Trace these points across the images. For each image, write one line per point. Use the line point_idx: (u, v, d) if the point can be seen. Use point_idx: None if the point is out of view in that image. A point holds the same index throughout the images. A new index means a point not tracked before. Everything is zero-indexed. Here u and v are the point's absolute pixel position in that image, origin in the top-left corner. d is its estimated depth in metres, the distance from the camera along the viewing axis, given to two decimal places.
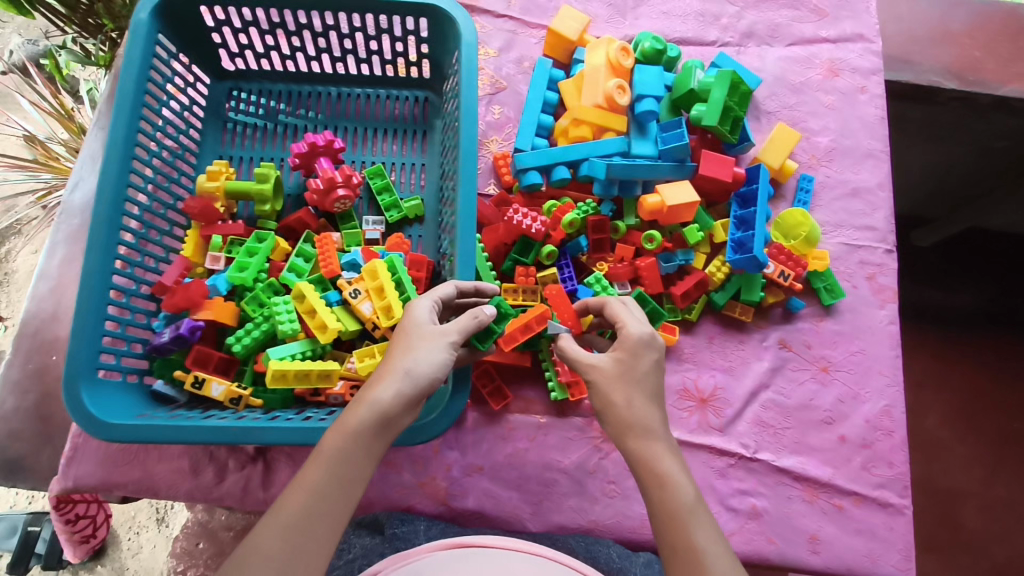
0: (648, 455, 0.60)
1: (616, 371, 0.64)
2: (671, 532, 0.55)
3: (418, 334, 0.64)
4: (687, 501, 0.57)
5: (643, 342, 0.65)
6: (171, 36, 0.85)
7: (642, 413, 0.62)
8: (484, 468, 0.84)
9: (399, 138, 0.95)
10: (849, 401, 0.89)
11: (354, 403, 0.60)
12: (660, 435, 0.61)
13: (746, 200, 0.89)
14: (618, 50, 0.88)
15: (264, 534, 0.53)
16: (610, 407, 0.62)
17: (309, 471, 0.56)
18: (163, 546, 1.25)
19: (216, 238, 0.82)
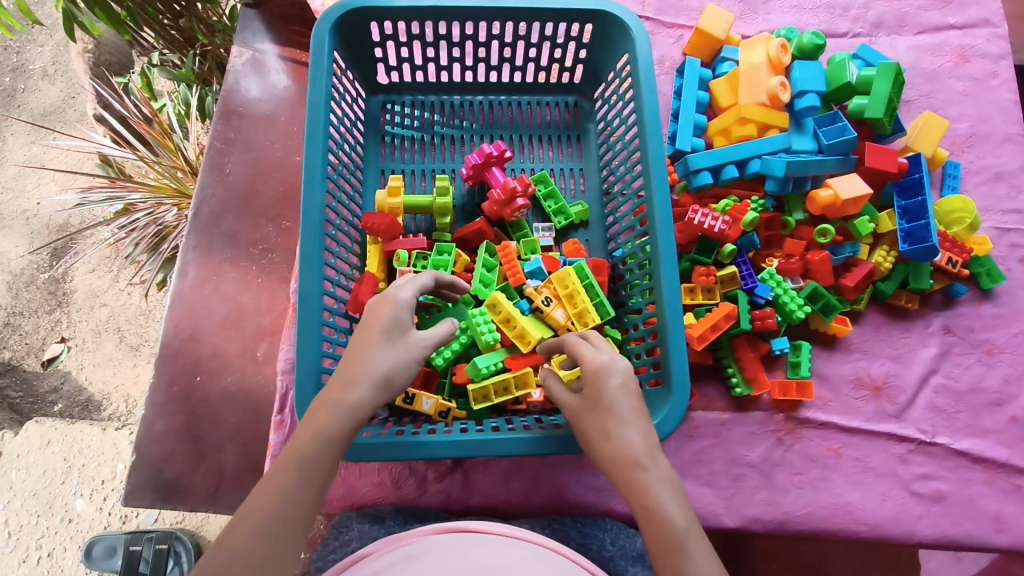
0: (634, 485, 0.58)
1: (587, 406, 0.64)
2: (664, 560, 0.53)
3: (399, 337, 0.64)
4: (676, 524, 0.54)
5: (603, 369, 0.64)
6: (342, 52, 0.85)
7: (617, 439, 0.60)
8: (674, 466, 0.84)
9: (554, 144, 0.96)
10: (1016, 381, 0.90)
11: (328, 405, 0.58)
12: (641, 454, 0.59)
13: (905, 189, 0.91)
14: (779, 46, 0.90)
15: (230, 538, 0.50)
16: (597, 447, 0.62)
17: (281, 472, 0.54)
18: None
19: (403, 253, 0.83)
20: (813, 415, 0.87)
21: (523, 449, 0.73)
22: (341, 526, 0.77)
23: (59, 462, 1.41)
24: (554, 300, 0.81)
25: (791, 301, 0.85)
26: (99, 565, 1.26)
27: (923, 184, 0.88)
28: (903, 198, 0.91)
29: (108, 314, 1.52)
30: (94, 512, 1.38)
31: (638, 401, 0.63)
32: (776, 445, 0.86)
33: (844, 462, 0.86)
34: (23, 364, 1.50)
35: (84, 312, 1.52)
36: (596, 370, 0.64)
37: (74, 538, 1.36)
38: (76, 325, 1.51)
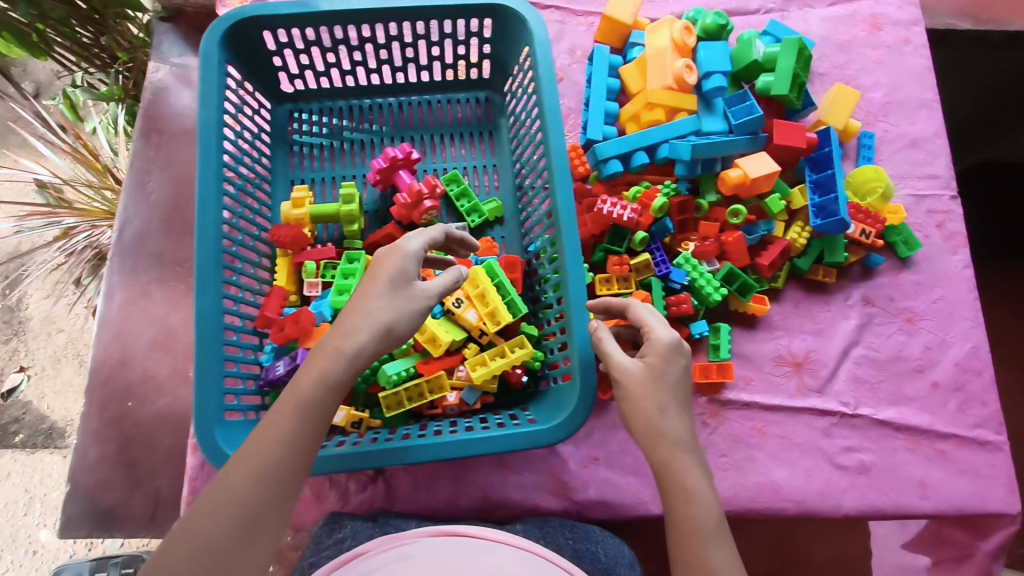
0: (675, 465, 0.59)
1: (646, 376, 0.63)
2: (685, 548, 0.55)
3: (403, 287, 0.62)
4: (705, 519, 0.56)
5: (674, 349, 0.64)
6: (236, 64, 0.83)
7: (664, 419, 0.61)
8: (601, 457, 0.85)
9: (467, 142, 0.95)
10: (937, 347, 0.91)
11: (330, 352, 0.58)
12: (683, 445, 0.60)
13: (816, 163, 0.91)
14: (682, 29, 0.89)
15: (230, 479, 0.52)
16: (640, 414, 0.62)
17: (280, 418, 0.55)
18: None
19: (309, 264, 0.82)
20: (734, 396, 0.88)
21: (437, 454, 0.71)
22: (331, 523, 0.78)
23: (21, 493, 1.41)
24: (466, 300, 0.81)
25: (707, 284, 0.85)
26: None
27: (834, 159, 0.88)
28: (814, 172, 0.91)
29: (66, 340, 1.48)
30: (58, 541, 1.37)
31: (688, 389, 0.64)
32: (700, 429, 0.87)
33: (767, 440, 0.87)
34: None
35: (42, 338, 1.48)
36: (670, 348, 0.64)
37: (40, 569, 1.36)
38: (34, 352, 1.47)
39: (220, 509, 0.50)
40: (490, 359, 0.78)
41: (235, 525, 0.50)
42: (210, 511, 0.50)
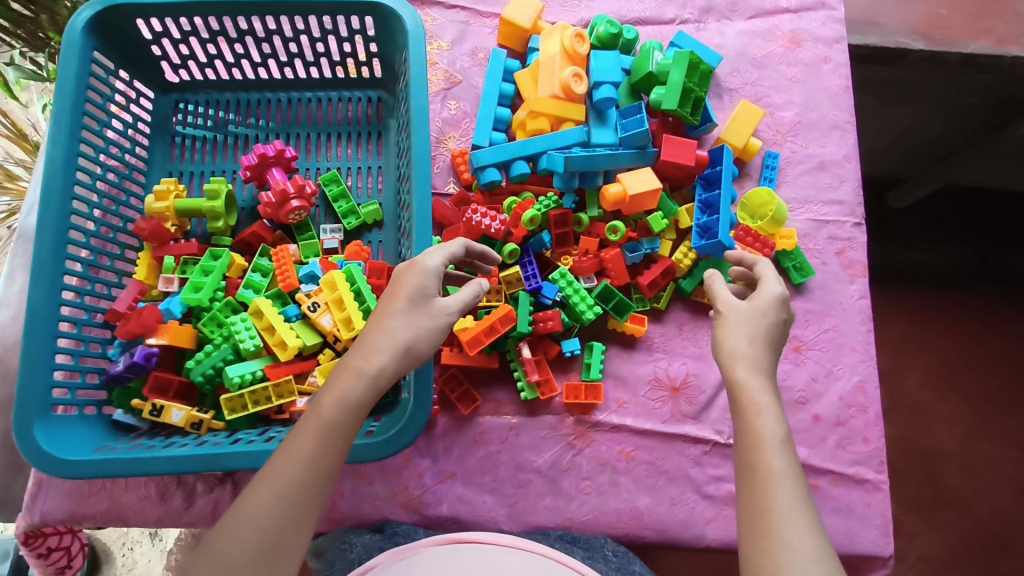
0: (749, 384, 0.56)
1: (745, 307, 0.61)
2: (750, 451, 0.52)
3: (423, 305, 0.61)
4: (768, 429, 0.53)
5: (780, 297, 0.63)
6: (108, 52, 0.81)
7: (749, 344, 0.59)
8: (457, 473, 0.82)
9: (354, 141, 0.92)
10: (822, 379, 0.87)
11: (350, 372, 0.57)
12: (762, 370, 0.58)
13: (709, 181, 0.88)
14: (572, 36, 0.86)
15: (254, 499, 0.51)
16: (725, 337, 0.60)
17: (302, 438, 0.54)
18: (159, 560, 1.20)
19: (167, 260, 0.80)
20: (604, 418, 0.85)
21: (254, 463, 0.69)
22: (341, 542, 0.77)
23: None
24: (323, 305, 0.79)
25: (581, 301, 0.82)
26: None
27: (724, 177, 0.85)
28: (706, 191, 0.88)
29: None
30: None
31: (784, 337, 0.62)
32: (565, 450, 0.84)
33: (634, 466, 0.84)
34: None
35: None
36: (775, 292, 0.63)
37: None
38: None
39: (241, 534, 0.49)
40: None
41: (263, 549, 0.49)
42: (230, 536, 0.49)
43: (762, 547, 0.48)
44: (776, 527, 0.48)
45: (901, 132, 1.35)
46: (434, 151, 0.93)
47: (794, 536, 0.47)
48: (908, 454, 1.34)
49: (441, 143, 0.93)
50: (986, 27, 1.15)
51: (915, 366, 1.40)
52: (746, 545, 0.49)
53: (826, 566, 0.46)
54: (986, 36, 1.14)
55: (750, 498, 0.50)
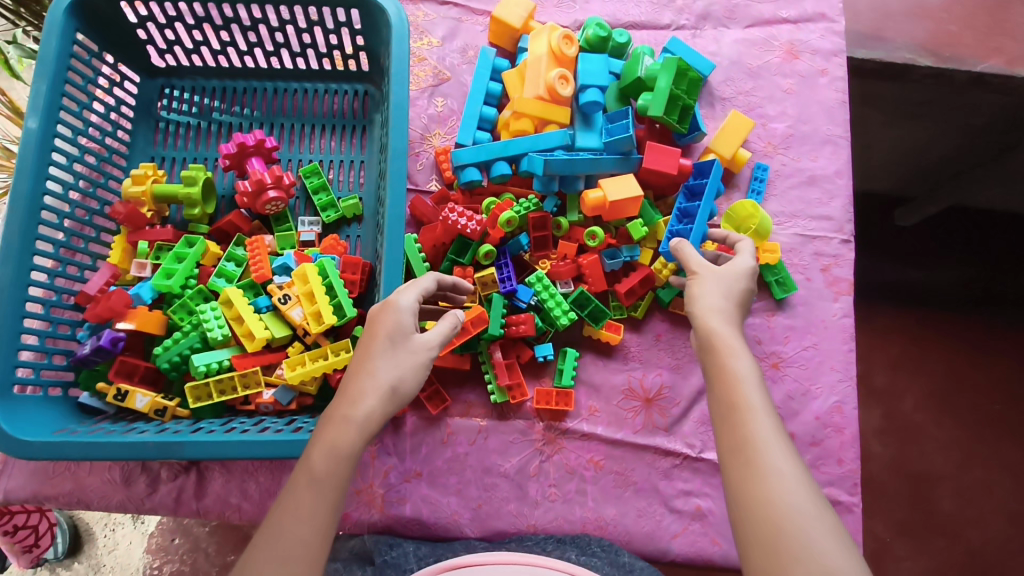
0: (718, 328, 0.61)
1: (717, 270, 0.67)
2: (724, 382, 0.56)
3: (405, 345, 0.61)
4: (742, 367, 0.57)
5: (750, 272, 0.68)
6: (92, 35, 0.81)
7: (719, 299, 0.64)
8: (423, 473, 0.81)
9: (338, 134, 0.92)
10: (799, 397, 0.86)
11: (337, 422, 0.56)
12: (732, 321, 0.62)
13: (694, 193, 0.86)
14: (561, 37, 0.85)
15: (254, 566, 0.49)
16: (697, 292, 0.65)
17: (295, 498, 0.52)
18: (139, 542, 1.19)
19: (142, 245, 0.81)
20: (574, 426, 0.84)
21: (213, 453, 0.68)
22: None
23: None
24: (294, 298, 0.78)
25: (555, 307, 0.80)
26: None
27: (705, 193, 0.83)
28: (688, 201, 0.86)
29: None
30: None
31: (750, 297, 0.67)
32: (533, 455, 0.82)
33: (602, 475, 0.82)
34: None
35: None
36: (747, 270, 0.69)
37: None
38: None
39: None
40: (308, 359, 0.75)
41: None
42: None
43: (746, 468, 0.50)
44: (760, 453, 0.50)
45: (902, 150, 1.33)
46: (418, 148, 0.92)
47: (778, 461, 0.49)
48: (900, 476, 1.32)
49: (426, 140, 0.92)
50: (997, 46, 1.12)
51: (911, 388, 1.37)
52: (731, 470, 0.51)
53: (803, 478, 0.49)
54: (997, 54, 1.12)
55: (731, 429, 0.53)
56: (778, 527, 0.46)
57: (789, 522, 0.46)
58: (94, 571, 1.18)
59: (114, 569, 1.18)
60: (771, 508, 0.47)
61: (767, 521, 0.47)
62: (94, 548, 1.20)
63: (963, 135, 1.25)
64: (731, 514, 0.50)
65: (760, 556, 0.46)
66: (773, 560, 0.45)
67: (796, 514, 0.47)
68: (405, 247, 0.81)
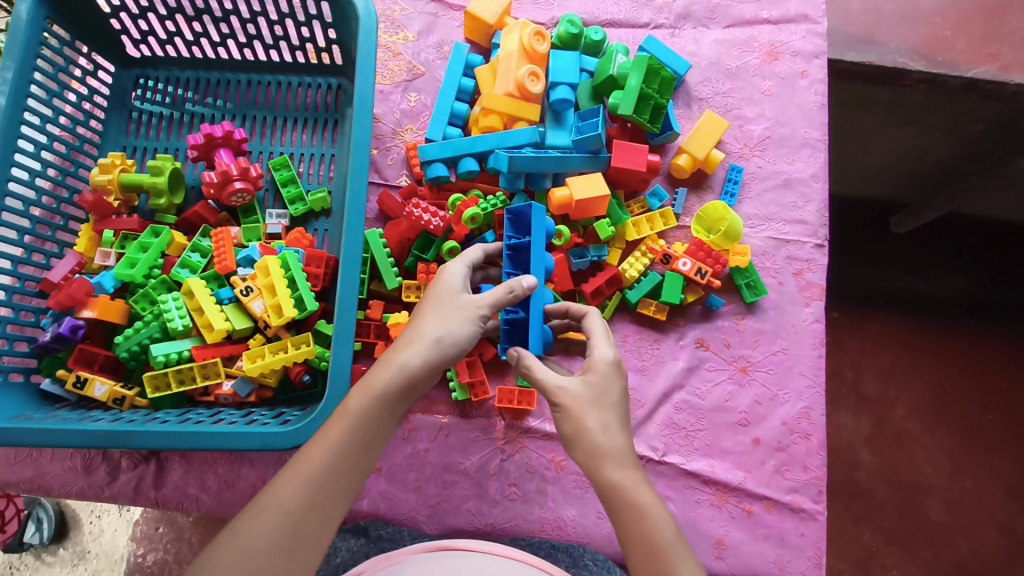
0: (624, 482, 0.56)
1: (587, 395, 0.59)
2: (648, 556, 0.53)
3: (451, 300, 0.63)
4: (664, 534, 0.54)
5: (613, 368, 0.61)
6: (65, 25, 0.82)
7: (604, 438, 0.58)
8: (382, 469, 0.80)
9: (309, 127, 0.92)
10: (766, 402, 0.84)
11: (382, 364, 0.60)
12: (630, 464, 0.58)
13: (520, 221, 0.72)
14: (531, 34, 0.84)
15: (281, 484, 0.53)
16: (584, 433, 0.58)
17: (330, 430, 0.56)
18: (124, 531, 1.20)
19: (107, 234, 0.81)
20: (536, 425, 0.83)
21: (164, 442, 0.68)
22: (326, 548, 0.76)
23: None
24: (256, 290, 0.78)
25: None
26: None
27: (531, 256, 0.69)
28: (516, 232, 0.73)
29: None
30: None
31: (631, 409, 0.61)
32: (494, 454, 0.81)
33: (563, 476, 0.81)
34: None
35: None
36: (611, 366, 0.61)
37: None
38: None
39: (266, 521, 0.51)
40: (267, 352, 0.75)
41: (283, 535, 0.51)
42: (261, 520, 0.51)
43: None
44: None
45: (890, 155, 1.32)
46: (390, 143, 0.92)
47: None
48: (889, 485, 1.31)
49: (397, 135, 0.92)
50: (990, 52, 1.09)
51: (902, 396, 1.35)
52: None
53: None
54: (990, 60, 1.09)
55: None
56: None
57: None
58: (79, 558, 1.20)
59: (99, 556, 1.20)
60: None
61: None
62: (79, 535, 1.21)
63: (952, 141, 1.23)
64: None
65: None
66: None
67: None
68: (368, 244, 0.80)
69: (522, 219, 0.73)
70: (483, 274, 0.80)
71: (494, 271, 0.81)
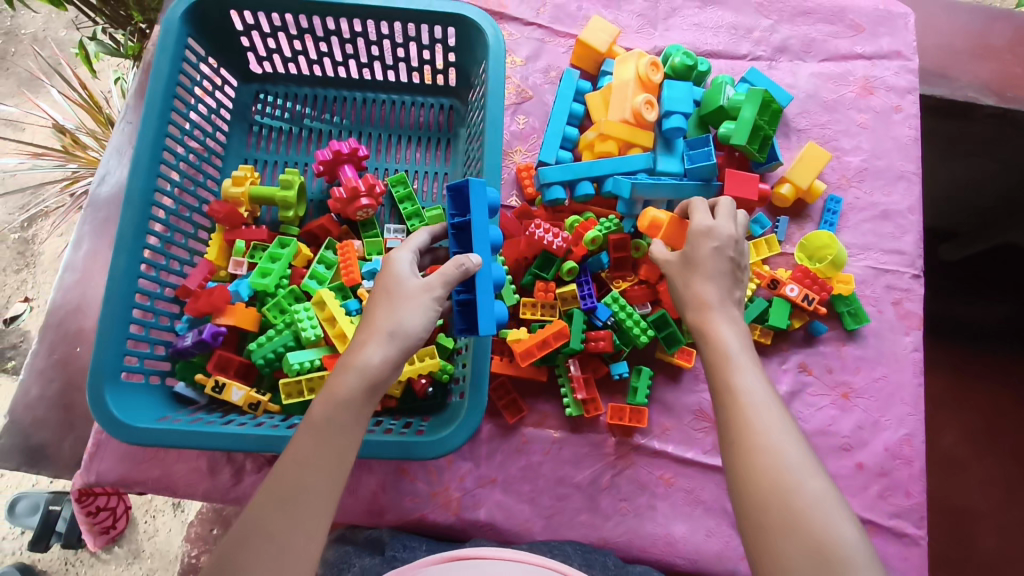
0: (700, 322, 0.64)
1: (679, 263, 0.68)
2: (718, 371, 0.60)
3: (401, 291, 0.61)
4: (731, 350, 0.61)
5: (704, 231, 0.68)
6: (199, 40, 0.85)
7: (681, 283, 0.67)
8: (497, 480, 0.82)
9: (424, 146, 0.96)
10: (869, 428, 0.87)
11: (340, 369, 0.59)
12: (721, 311, 0.64)
13: (458, 197, 0.70)
14: (648, 65, 0.88)
15: (262, 508, 0.53)
16: (671, 291, 0.68)
17: (299, 442, 0.56)
18: (179, 530, 1.24)
19: (239, 244, 0.84)
20: (646, 442, 0.85)
21: None
22: (340, 564, 0.75)
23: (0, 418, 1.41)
24: None
25: (634, 325, 0.82)
26: (21, 520, 1.21)
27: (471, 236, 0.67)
28: (455, 208, 0.70)
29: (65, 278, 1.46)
30: None
31: (726, 262, 0.67)
32: (605, 469, 0.84)
33: (672, 492, 0.83)
34: None
35: (50, 273, 1.49)
36: (702, 230, 0.68)
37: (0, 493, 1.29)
38: (41, 286, 1.48)
39: (253, 544, 0.52)
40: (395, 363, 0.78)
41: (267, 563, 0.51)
42: (247, 547, 0.52)
43: (748, 448, 0.54)
44: (761, 437, 0.54)
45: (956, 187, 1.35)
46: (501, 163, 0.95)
47: (780, 444, 0.53)
48: (940, 511, 1.31)
49: (507, 155, 0.95)
50: None
51: (952, 423, 1.37)
52: (731, 443, 0.55)
53: (798, 458, 0.53)
54: None
55: (727, 408, 0.57)
56: (801, 523, 0.50)
57: (806, 517, 0.50)
58: (133, 555, 1.23)
59: (153, 555, 1.23)
60: (774, 490, 0.51)
61: (785, 510, 0.50)
62: (133, 534, 1.24)
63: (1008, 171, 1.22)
64: (732, 491, 0.54)
65: (768, 541, 0.50)
66: (784, 546, 0.49)
67: (812, 501, 0.51)
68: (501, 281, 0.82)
69: (461, 195, 0.70)
70: (432, 255, 0.84)
71: (441, 250, 0.83)
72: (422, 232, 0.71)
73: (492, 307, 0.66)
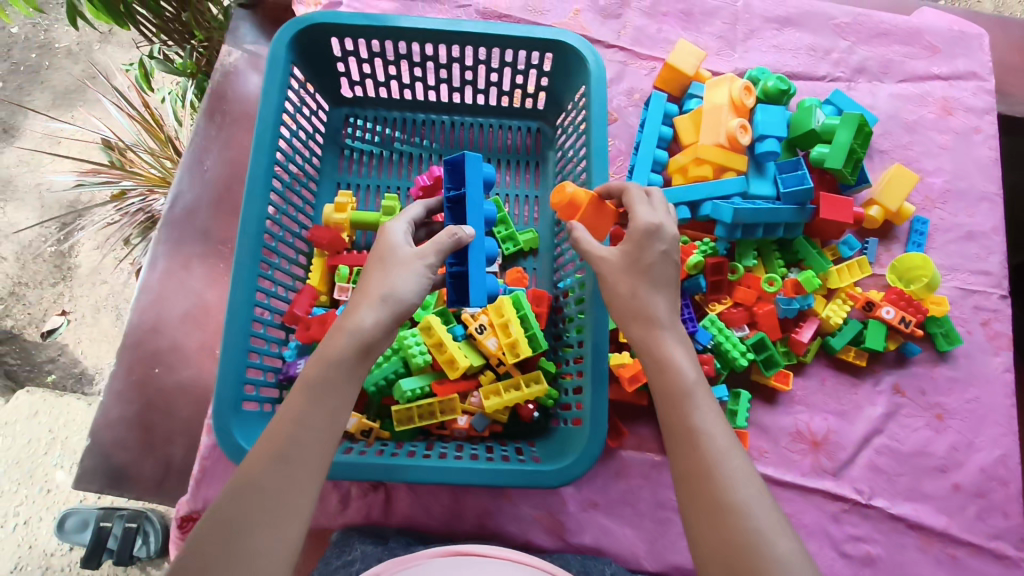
0: (651, 341, 0.62)
1: (621, 263, 0.66)
2: (671, 407, 0.58)
3: (394, 258, 0.64)
4: (687, 382, 0.59)
5: (651, 232, 0.65)
6: (302, 66, 0.86)
7: (624, 288, 0.64)
8: (599, 504, 0.83)
9: (512, 168, 0.97)
10: (963, 449, 0.88)
11: (336, 332, 0.60)
12: (673, 333, 0.63)
13: (455, 170, 0.71)
14: (742, 89, 0.89)
15: (246, 468, 0.52)
16: (615, 297, 0.65)
17: (291, 401, 0.56)
18: None
19: (342, 269, 0.84)
20: None
21: (432, 477, 0.70)
22: (342, 545, 0.77)
23: (44, 433, 1.27)
24: (488, 327, 0.81)
25: (733, 348, 0.83)
26: (70, 537, 1.14)
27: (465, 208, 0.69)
28: (452, 183, 0.72)
29: (108, 292, 1.36)
30: (35, 491, 1.23)
31: (671, 266, 0.65)
32: None
33: None
34: (23, 333, 1.33)
35: (87, 287, 1.36)
36: (646, 229, 0.65)
37: (50, 509, 1.22)
38: (77, 299, 1.35)
39: (245, 497, 0.50)
40: (503, 390, 0.78)
41: (262, 513, 0.49)
42: (238, 502, 0.49)
43: (708, 494, 0.52)
44: (723, 488, 0.51)
45: None
46: None
47: (742, 494, 0.51)
48: None
49: None
50: None
51: None
52: (690, 487, 0.53)
53: (759, 506, 0.51)
54: None
55: (686, 448, 0.55)
56: None
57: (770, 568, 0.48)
58: None
59: None
60: (736, 541, 0.49)
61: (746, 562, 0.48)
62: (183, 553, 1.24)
63: None
64: (693, 539, 0.52)
65: None
66: None
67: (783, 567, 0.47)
68: None
69: (458, 169, 0.72)
70: (426, 229, 0.80)
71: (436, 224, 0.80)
72: (417, 206, 0.74)
73: (483, 279, 0.67)
